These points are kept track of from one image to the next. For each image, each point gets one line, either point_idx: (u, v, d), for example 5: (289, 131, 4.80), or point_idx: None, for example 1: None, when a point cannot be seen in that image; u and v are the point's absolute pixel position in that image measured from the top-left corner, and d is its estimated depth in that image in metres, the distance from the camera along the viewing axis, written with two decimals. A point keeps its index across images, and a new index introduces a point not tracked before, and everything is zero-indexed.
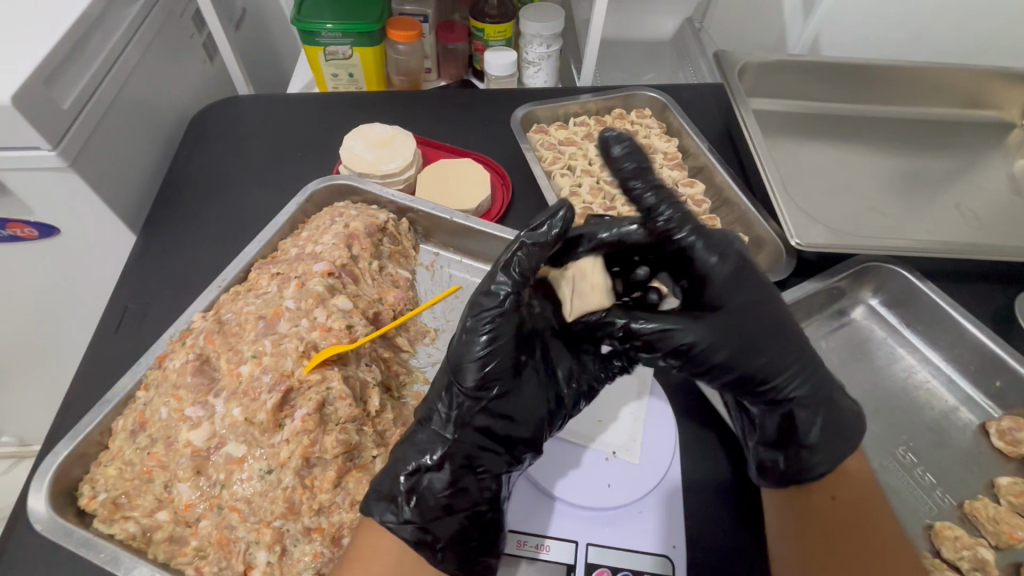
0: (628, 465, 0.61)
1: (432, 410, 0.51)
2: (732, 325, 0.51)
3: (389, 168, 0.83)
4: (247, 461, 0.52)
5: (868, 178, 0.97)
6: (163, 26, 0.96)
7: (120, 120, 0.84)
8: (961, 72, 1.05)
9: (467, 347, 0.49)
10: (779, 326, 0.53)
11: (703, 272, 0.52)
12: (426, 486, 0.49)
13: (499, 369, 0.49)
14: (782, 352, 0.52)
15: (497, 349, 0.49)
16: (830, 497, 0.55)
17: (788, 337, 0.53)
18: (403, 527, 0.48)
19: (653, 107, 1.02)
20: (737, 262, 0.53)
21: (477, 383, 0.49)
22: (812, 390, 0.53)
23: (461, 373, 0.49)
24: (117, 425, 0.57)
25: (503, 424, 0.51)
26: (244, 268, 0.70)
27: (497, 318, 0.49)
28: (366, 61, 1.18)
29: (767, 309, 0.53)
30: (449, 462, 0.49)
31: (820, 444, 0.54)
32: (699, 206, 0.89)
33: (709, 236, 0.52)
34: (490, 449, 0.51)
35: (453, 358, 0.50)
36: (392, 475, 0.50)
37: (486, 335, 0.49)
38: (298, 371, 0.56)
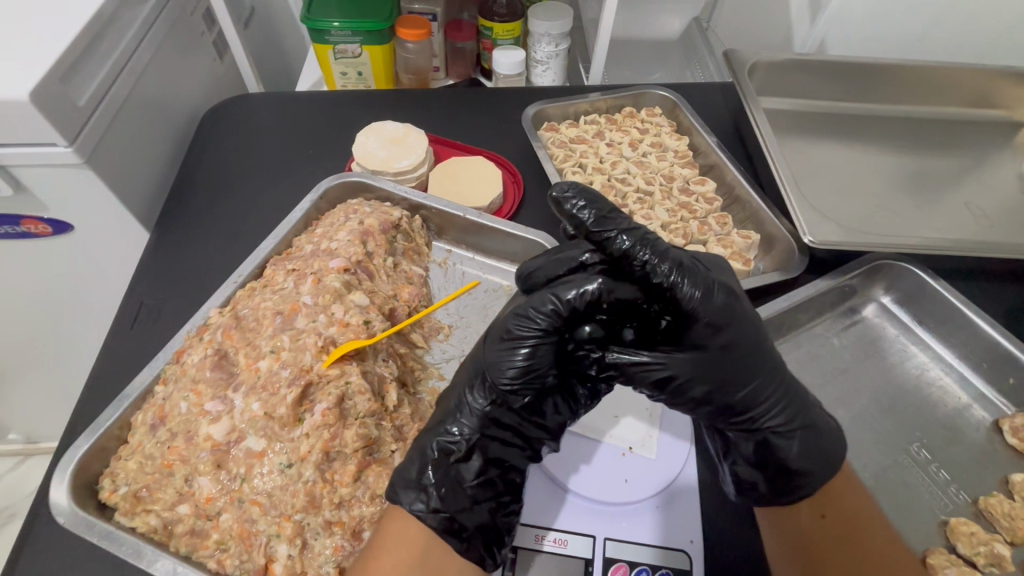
0: (644, 461, 0.61)
1: (462, 402, 0.52)
2: (708, 361, 0.49)
3: (402, 165, 0.84)
4: (267, 455, 0.53)
5: (878, 177, 0.97)
6: (175, 24, 0.96)
7: (133, 118, 0.84)
8: (970, 71, 1.05)
9: (507, 356, 0.50)
10: (760, 357, 0.51)
11: (687, 307, 0.48)
12: (454, 477, 0.50)
13: (536, 379, 0.51)
14: (758, 386, 0.51)
15: (537, 359, 0.50)
16: (820, 514, 0.55)
17: (767, 368, 0.51)
18: (431, 515, 0.48)
19: (663, 105, 1.02)
20: (722, 296, 0.49)
21: (512, 388, 0.50)
22: (790, 417, 0.52)
23: (497, 376, 0.50)
24: (136, 420, 0.57)
25: (531, 425, 0.52)
26: (259, 264, 0.70)
27: (538, 334, 0.50)
28: (375, 59, 1.18)
29: (754, 338, 0.50)
30: (477, 455, 0.51)
31: (802, 466, 0.53)
32: (710, 204, 0.89)
33: (692, 270, 0.49)
34: (515, 444, 0.52)
35: (490, 364, 0.51)
36: (419, 464, 0.50)
37: (527, 349, 0.50)
38: (317, 366, 0.56)
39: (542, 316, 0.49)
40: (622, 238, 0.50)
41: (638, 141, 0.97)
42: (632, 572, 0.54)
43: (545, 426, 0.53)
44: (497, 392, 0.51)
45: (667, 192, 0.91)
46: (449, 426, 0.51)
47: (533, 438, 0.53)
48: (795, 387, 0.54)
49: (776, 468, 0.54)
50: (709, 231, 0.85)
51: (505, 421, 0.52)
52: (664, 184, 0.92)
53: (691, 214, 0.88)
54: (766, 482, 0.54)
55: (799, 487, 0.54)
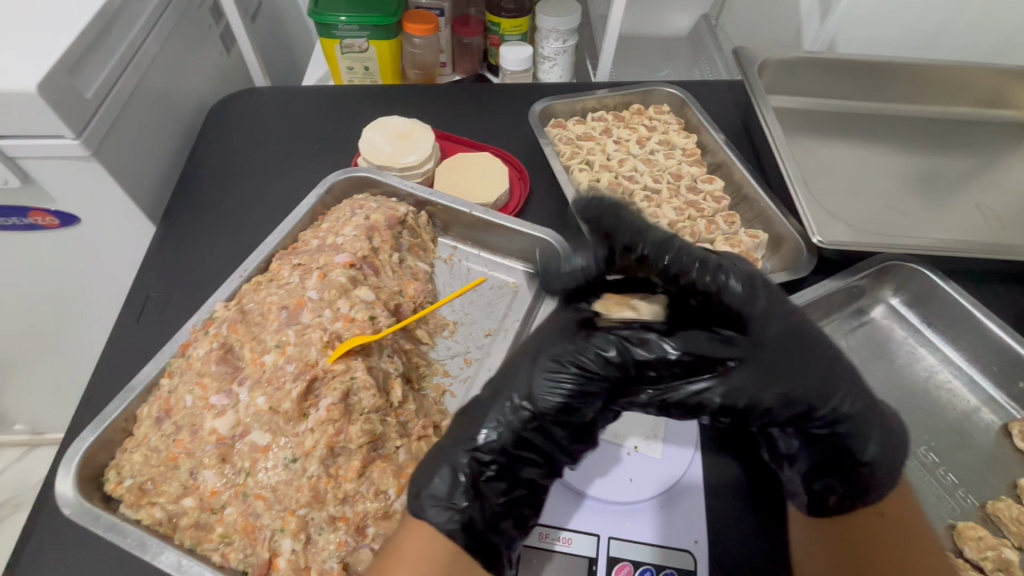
0: (650, 460, 0.61)
1: (487, 421, 0.52)
2: (779, 358, 0.50)
3: (409, 161, 0.83)
4: (271, 449, 0.53)
5: (888, 177, 0.96)
6: (182, 18, 0.96)
7: (140, 111, 0.84)
8: (983, 71, 1.04)
9: (550, 380, 0.52)
10: (823, 346, 0.52)
11: (737, 309, 0.51)
12: (483, 493, 0.50)
13: (580, 407, 0.52)
14: (830, 376, 0.51)
15: (581, 388, 0.52)
16: (879, 513, 0.50)
17: (832, 357, 0.52)
18: (465, 531, 0.47)
19: (672, 103, 1.01)
20: (769, 292, 0.52)
21: (556, 414, 0.52)
22: (864, 406, 0.53)
23: (540, 401, 0.52)
24: (141, 412, 0.57)
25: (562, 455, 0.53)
26: (265, 258, 0.70)
27: (582, 366, 0.52)
28: (382, 54, 1.18)
29: (807, 332, 0.52)
30: (506, 474, 0.52)
31: (881, 459, 0.51)
32: (718, 203, 0.88)
33: (733, 268, 0.52)
34: (539, 469, 0.53)
35: (532, 387, 0.52)
36: (450, 479, 0.49)
37: (572, 377, 0.52)
38: (322, 361, 0.56)
39: (595, 356, 0.52)
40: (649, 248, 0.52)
41: (645, 139, 0.96)
42: (636, 571, 0.54)
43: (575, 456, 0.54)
44: (534, 413, 0.52)
45: (675, 190, 0.90)
46: (476, 434, 0.51)
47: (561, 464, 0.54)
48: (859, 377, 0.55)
49: (850, 471, 0.52)
50: (717, 229, 0.85)
51: (538, 443, 0.52)
52: (672, 182, 0.91)
53: (699, 212, 0.87)
54: (846, 482, 0.52)
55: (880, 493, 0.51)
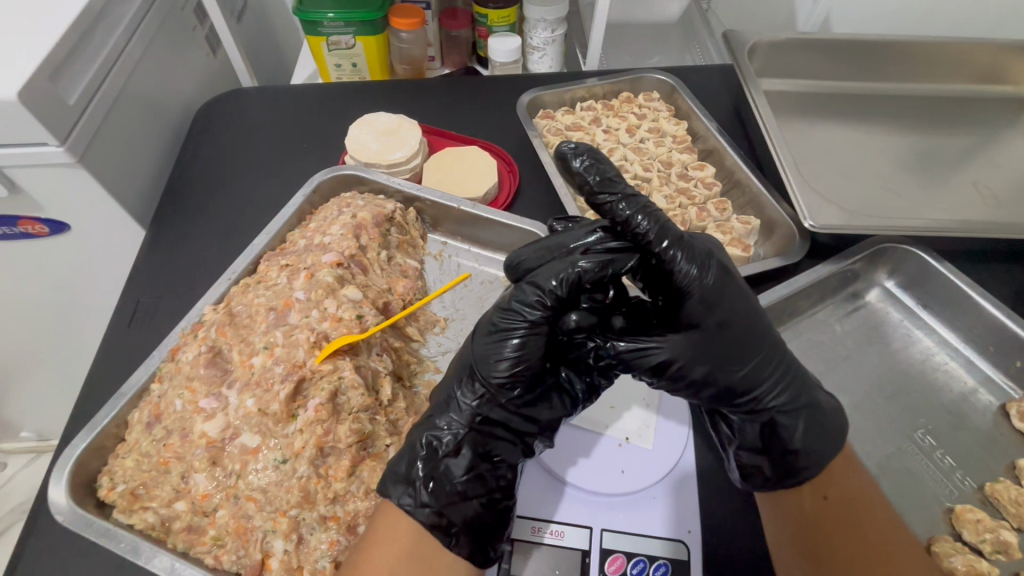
0: (641, 451, 0.60)
1: (451, 399, 0.53)
2: (711, 339, 0.50)
3: (395, 157, 0.83)
4: (261, 451, 0.53)
5: (882, 158, 0.95)
6: (165, 20, 0.95)
7: (125, 116, 0.84)
8: (979, 47, 1.02)
9: (498, 348, 0.51)
10: (761, 336, 0.52)
11: (682, 285, 0.50)
12: (443, 472, 0.50)
13: (527, 371, 0.51)
14: (762, 361, 0.52)
15: (527, 348, 0.50)
16: (823, 496, 0.54)
17: (770, 350, 0.53)
18: (420, 510, 0.48)
19: (662, 89, 1.00)
20: (717, 270, 0.51)
21: (502, 382, 0.51)
22: (795, 396, 0.54)
23: (487, 369, 0.51)
24: (133, 418, 0.57)
25: (520, 419, 0.53)
26: (253, 260, 0.70)
27: (524, 326, 0.50)
28: (369, 50, 1.17)
29: (750, 320, 0.52)
30: (465, 450, 0.51)
31: (806, 449, 0.53)
32: (709, 189, 0.87)
33: (690, 247, 0.51)
34: (505, 438, 0.53)
35: (479, 358, 0.52)
36: (409, 459, 0.50)
37: (518, 338, 0.50)
38: (310, 362, 0.56)
39: (529, 307, 0.50)
40: (623, 204, 0.51)
41: (636, 127, 0.95)
42: (629, 563, 0.54)
43: (534, 422, 0.53)
44: (484, 386, 0.52)
45: (666, 178, 0.89)
46: (437, 421, 0.52)
47: (525, 433, 0.53)
48: (801, 368, 0.55)
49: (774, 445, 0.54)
50: (708, 217, 0.84)
51: (493, 417, 0.52)
52: (662, 170, 0.90)
53: (690, 200, 0.86)
54: (773, 465, 0.54)
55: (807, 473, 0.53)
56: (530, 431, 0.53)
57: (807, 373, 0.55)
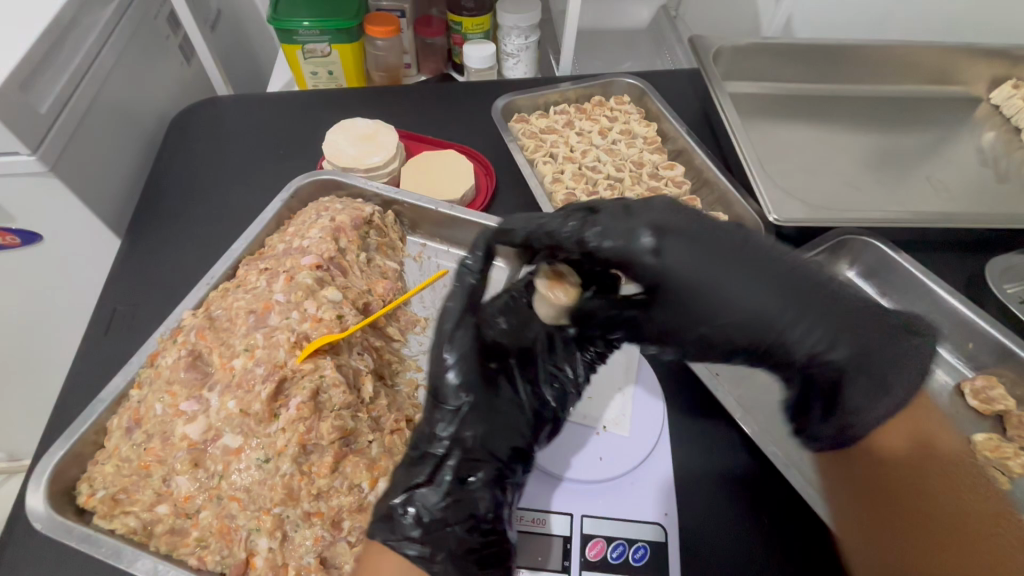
0: (618, 438, 0.62)
1: (425, 433, 0.54)
2: (690, 305, 0.47)
3: (373, 161, 0.84)
4: (244, 451, 0.53)
5: (841, 156, 0.99)
6: (137, 30, 0.95)
7: (98, 125, 0.84)
8: (928, 50, 1.08)
9: (444, 376, 0.54)
10: (765, 282, 0.46)
11: (614, 263, 0.49)
12: (420, 502, 0.51)
13: (474, 389, 0.55)
14: (773, 316, 0.45)
15: (464, 364, 0.54)
16: (873, 456, 0.52)
17: (787, 301, 0.45)
18: (408, 543, 0.49)
19: (632, 93, 1.03)
20: (658, 233, 0.47)
21: (456, 404, 0.54)
22: (843, 344, 0.47)
23: (441, 397, 0.54)
24: (112, 424, 0.57)
25: (485, 439, 0.54)
26: (231, 265, 0.71)
27: (464, 352, 0.54)
28: (345, 58, 1.18)
29: (741, 271, 0.46)
30: (438, 477, 0.52)
31: (863, 403, 0.49)
32: (679, 188, 0.90)
33: (608, 225, 0.48)
34: (478, 462, 0.54)
35: (435, 388, 0.55)
36: (392, 493, 0.52)
37: (455, 364, 0.54)
38: (291, 362, 0.56)
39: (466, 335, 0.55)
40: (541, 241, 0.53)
41: (608, 129, 0.98)
42: (609, 546, 0.55)
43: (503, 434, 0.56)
44: (444, 413, 0.54)
45: (637, 177, 0.92)
46: (417, 453, 0.54)
47: (499, 453, 0.55)
48: (837, 305, 0.47)
49: (830, 391, 0.49)
50: None
51: (464, 441, 0.53)
52: (634, 170, 0.93)
53: (661, 198, 0.88)
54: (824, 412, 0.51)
55: (855, 424, 0.50)
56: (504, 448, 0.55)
57: (820, 279, 0.47)
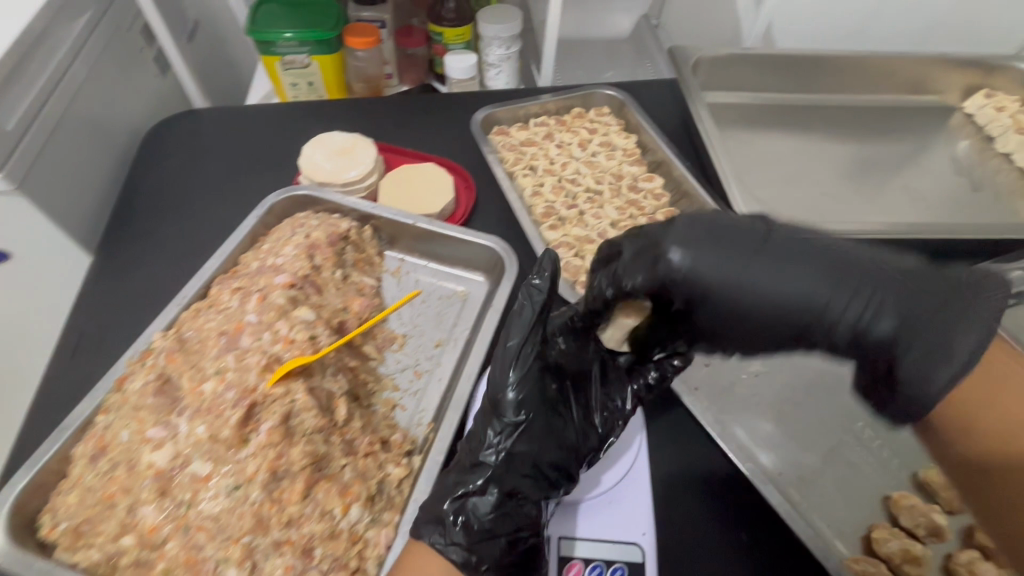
0: (594, 456, 0.60)
1: (481, 440, 0.56)
2: (716, 305, 0.55)
3: (350, 176, 0.83)
4: (212, 478, 0.52)
5: (818, 167, 1.01)
6: (110, 43, 0.94)
7: (68, 141, 0.82)
8: (902, 61, 1.10)
9: (502, 390, 0.57)
10: (810, 266, 0.52)
11: (662, 280, 0.56)
12: (470, 511, 0.52)
13: (531, 403, 0.57)
14: (803, 288, 0.51)
15: (525, 379, 0.57)
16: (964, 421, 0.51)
17: (824, 292, 0.51)
18: (452, 547, 0.50)
19: (611, 104, 1.03)
20: (676, 236, 0.56)
21: (513, 417, 0.56)
22: (900, 314, 0.49)
23: (500, 408, 0.57)
24: (76, 452, 0.56)
25: (538, 452, 0.56)
26: (204, 284, 0.69)
27: (523, 367, 0.57)
28: (325, 69, 1.17)
29: (840, 255, 0.52)
30: (490, 488, 0.53)
31: (922, 372, 0.47)
32: (659, 200, 0.90)
33: (674, 235, 0.56)
34: (527, 476, 0.55)
35: (494, 399, 0.57)
36: (437, 502, 0.53)
37: (516, 379, 0.57)
38: (261, 385, 0.55)
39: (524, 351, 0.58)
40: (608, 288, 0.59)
41: (587, 141, 0.98)
42: (586, 568, 0.53)
43: (550, 450, 0.56)
44: (502, 424, 0.56)
45: (617, 190, 0.92)
46: (472, 462, 0.55)
47: (547, 468, 0.55)
48: (888, 283, 0.51)
49: (886, 368, 0.50)
50: None
51: (516, 454, 0.55)
52: (613, 182, 0.93)
53: (640, 211, 0.89)
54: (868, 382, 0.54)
55: (925, 401, 0.47)
56: (554, 464, 0.56)
57: (858, 258, 0.52)
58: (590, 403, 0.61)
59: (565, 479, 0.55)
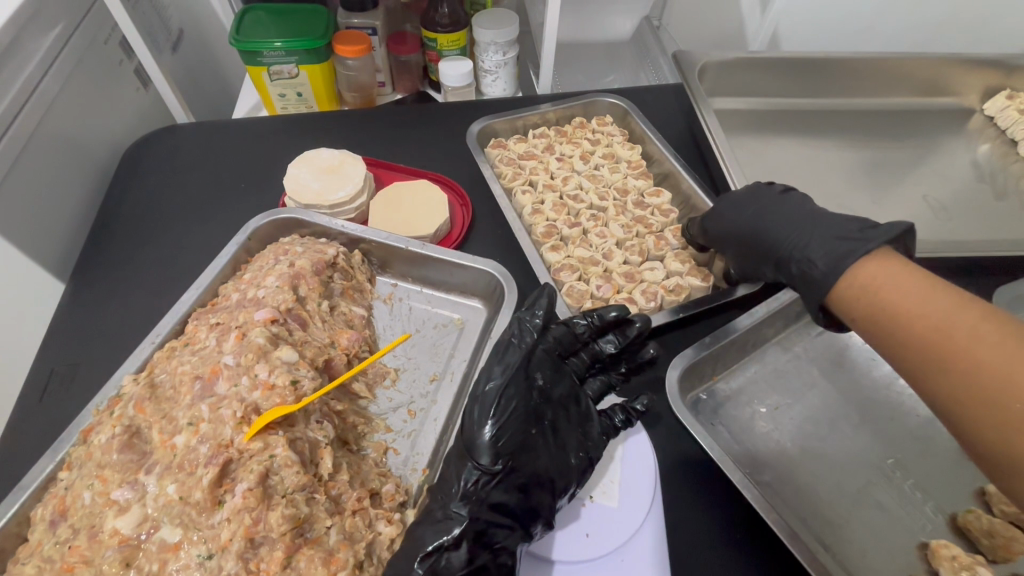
0: (605, 510, 0.56)
1: (454, 481, 0.51)
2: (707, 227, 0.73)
3: (338, 197, 0.78)
4: (183, 547, 0.47)
5: (832, 178, 0.96)
6: (83, 56, 0.88)
7: (37, 164, 0.77)
8: (922, 61, 1.04)
9: (475, 435, 0.51)
10: (754, 207, 0.67)
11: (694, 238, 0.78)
12: (444, 565, 0.47)
13: (511, 446, 0.51)
14: (764, 224, 0.65)
15: (506, 423, 0.51)
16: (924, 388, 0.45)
17: (755, 213, 0.67)
18: None
19: (615, 113, 0.98)
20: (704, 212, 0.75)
21: (490, 464, 0.50)
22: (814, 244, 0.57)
23: (474, 453, 0.50)
24: (35, 515, 0.51)
25: (518, 499, 0.50)
26: (179, 320, 0.64)
27: (499, 409, 0.51)
28: (314, 79, 1.12)
29: (743, 208, 0.69)
30: (465, 540, 0.47)
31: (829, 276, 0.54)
32: (666, 216, 0.85)
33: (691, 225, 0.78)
34: (505, 524, 0.49)
35: (467, 443, 0.51)
36: (409, 558, 0.47)
37: (493, 424, 0.51)
38: (237, 440, 0.50)
39: (491, 390, 0.53)
40: (581, 319, 0.61)
41: (589, 153, 0.92)
42: None
43: (529, 494, 0.51)
44: (478, 469, 0.50)
45: (622, 207, 0.86)
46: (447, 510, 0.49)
47: (523, 514, 0.50)
48: (809, 225, 0.60)
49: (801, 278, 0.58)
50: (666, 245, 0.81)
51: (495, 499, 0.50)
52: (618, 198, 0.87)
53: (647, 228, 0.83)
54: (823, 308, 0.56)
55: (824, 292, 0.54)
56: (530, 510, 0.50)
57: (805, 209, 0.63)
58: (567, 444, 0.55)
59: (540, 522, 0.50)
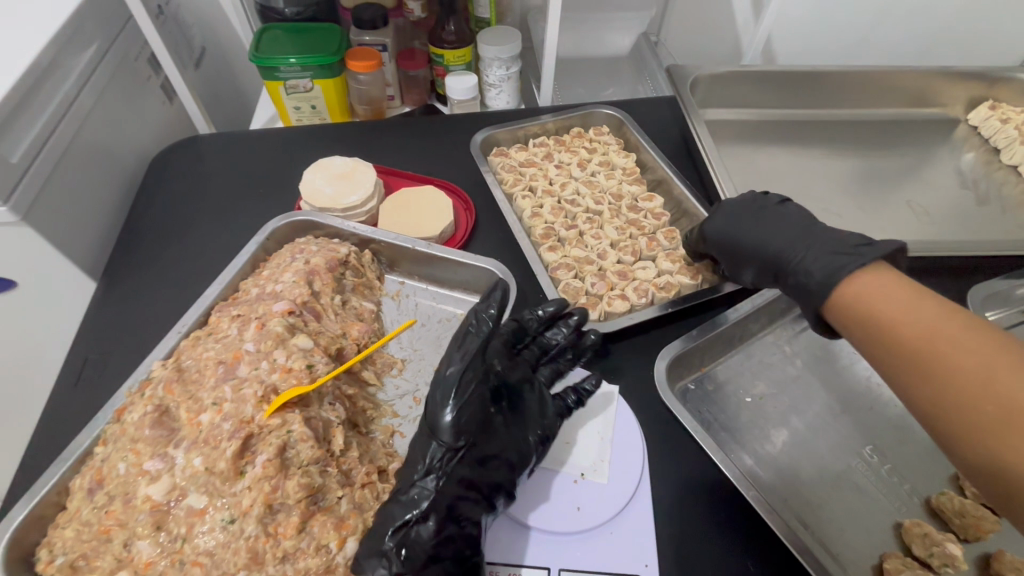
0: (596, 487, 0.61)
1: (421, 459, 0.55)
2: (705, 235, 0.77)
3: (350, 201, 0.83)
4: (208, 512, 0.51)
5: (818, 185, 1.01)
6: (116, 72, 0.95)
7: (73, 170, 0.83)
8: (905, 74, 1.09)
9: (437, 416, 0.55)
10: (754, 219, 0.70)
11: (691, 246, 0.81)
12: (414, 538, 0.50)
13: (471, 425, 0.55)
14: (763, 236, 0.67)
15: (465, 405, 0.55)
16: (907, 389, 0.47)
17: (753, 225, 0.70)
18: None
19: (611, 123, 1.04)
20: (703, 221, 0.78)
21: (452, 441, 0.54)
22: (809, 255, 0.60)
23: (438, 432, 0.55)
24: (74, 484, 0.56)
25: (479, 473, 0.55)
26: (203, 313, 0.70)
27: (459, 392, 0.56)
28: (328, 93, 1.19)
29: (741, 219, 0.72)
30: (433, 513, 0.51)
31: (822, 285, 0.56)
32: (659, 219, 0.90)
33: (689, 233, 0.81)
34: (471, 497, 0.54)
35: (432, 424, 0.55)
36: (381, 534, 0.51)
37: (454, 405, 0.55)
38: (258, 417, 0.55)
39: (453, 374, 0.57)
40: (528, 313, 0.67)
41: (586, 161, 0.98)
42: None
43: (488, 467, 0.56)
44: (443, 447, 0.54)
45: (616, 211, 0.91)
46: (417, 487, 0.53)
47: (486, 488, 0.55)
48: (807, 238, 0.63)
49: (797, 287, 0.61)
50: (658, 246, 0.86)
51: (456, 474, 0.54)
52: (613, 203, 0.92)
53: (640, 230, 0.88)
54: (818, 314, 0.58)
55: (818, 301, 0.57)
56: (492, 483, 0.55)
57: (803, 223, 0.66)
58: (525, 423, 0.60)
59: (501, 494, 0.55)
